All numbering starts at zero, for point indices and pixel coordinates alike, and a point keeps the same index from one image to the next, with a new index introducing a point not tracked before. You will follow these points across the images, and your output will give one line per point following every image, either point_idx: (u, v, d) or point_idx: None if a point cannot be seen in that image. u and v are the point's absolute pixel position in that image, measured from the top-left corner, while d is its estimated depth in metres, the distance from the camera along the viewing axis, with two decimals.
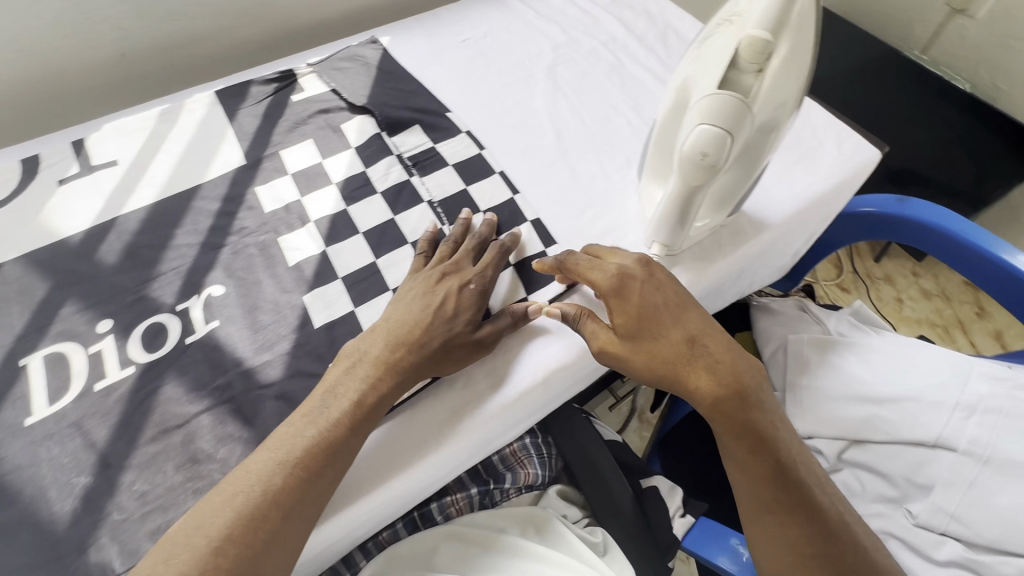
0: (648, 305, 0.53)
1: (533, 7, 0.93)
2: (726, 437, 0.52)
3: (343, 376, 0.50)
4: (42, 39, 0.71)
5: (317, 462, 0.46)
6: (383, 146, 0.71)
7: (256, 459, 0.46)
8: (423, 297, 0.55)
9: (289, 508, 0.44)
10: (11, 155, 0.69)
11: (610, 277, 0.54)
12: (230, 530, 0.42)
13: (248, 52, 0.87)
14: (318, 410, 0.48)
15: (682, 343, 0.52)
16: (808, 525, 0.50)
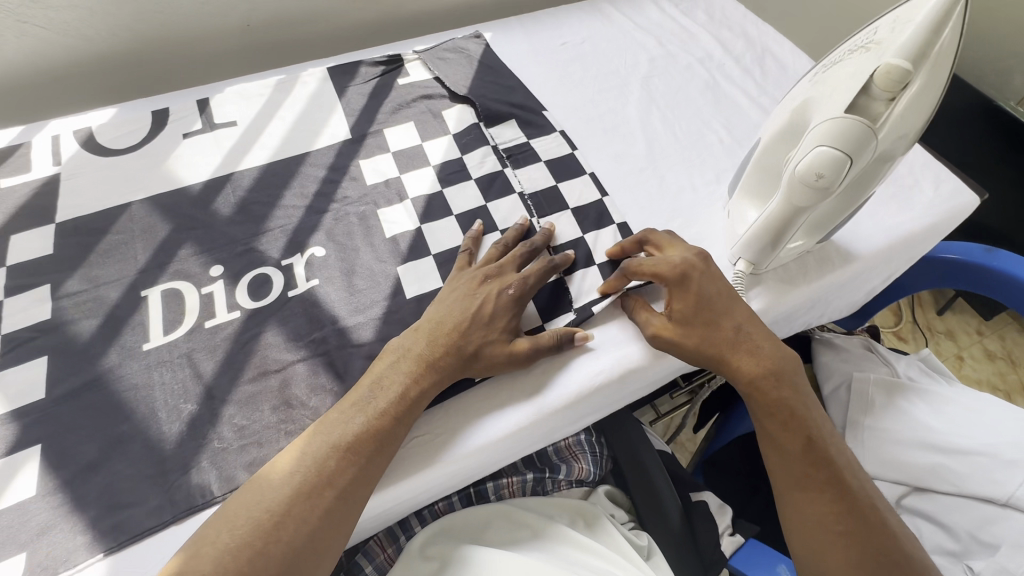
0: (707, 295, 0.55)
1: (632, 18, 0.94)
2: (765, 417, 0.54)
3: (388, 369, 0.51)
4: (183, 3, 0.77)
5: (368, 448, 0.47)
6: (481, 136, 0.74)
7: (304, 441, 0.48)
8: (465, 301, 0.54)
9: (341, 491, 0.45)
10: (143, 105, 0.75)
11: (673, 266, 0.55)
12: (289, 506, 0.44)
13: (356, 34, 0.92)
14: (361, 397, 0.50)
15: (733, 329, 0.54)
16: (840, 507, 0.51)
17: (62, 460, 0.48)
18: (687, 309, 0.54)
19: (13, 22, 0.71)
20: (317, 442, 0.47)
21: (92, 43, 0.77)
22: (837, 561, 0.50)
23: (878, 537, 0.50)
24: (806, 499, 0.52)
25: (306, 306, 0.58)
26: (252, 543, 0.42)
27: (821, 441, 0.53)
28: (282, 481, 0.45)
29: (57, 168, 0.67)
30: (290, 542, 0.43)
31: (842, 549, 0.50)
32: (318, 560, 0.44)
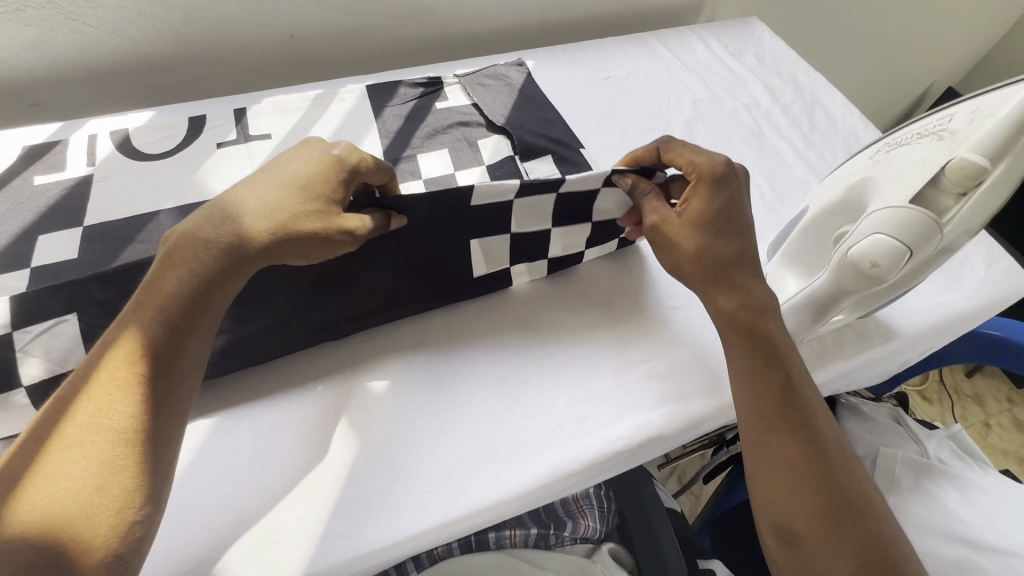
0: (732, 204, 0.53)
1: (679, 56, 0.92)
2: (741, 353, 0.51)
3: (184, 249, 0.42)
4: (229, 11, 0.78)
5: (152, 361, 0.39)
6: (515, 170, 0.72)
7: (110, 340, 0.40)
8: (267, 177, 0.47)
9: (159, 391, 0.39)
10: (181, 111, 0.75)
11: (717, 166, 0.53)
12: (80, 427, 0.36)
13: (397, 51, 0.92)
14: (167, 284, 0.41)
15: (733, 249, 0.52)
16: (808, 452, 0.47)
17: None
18: (708, 210, 0.53)
19: (63, 19, 0.71)
20: (121, 338, 0.39)
21: (137, 44, 0.77)
22: (805, 512, 0.46)
23: (846, 484, 0.47)
24: (776, 443, 0.48)
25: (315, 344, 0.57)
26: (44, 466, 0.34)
27: (798, 384, 0.50)
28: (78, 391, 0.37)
29: (90, 170, 0.67)
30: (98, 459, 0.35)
31: (811, 498, 0.46)
32: (126, 499, 0.35)
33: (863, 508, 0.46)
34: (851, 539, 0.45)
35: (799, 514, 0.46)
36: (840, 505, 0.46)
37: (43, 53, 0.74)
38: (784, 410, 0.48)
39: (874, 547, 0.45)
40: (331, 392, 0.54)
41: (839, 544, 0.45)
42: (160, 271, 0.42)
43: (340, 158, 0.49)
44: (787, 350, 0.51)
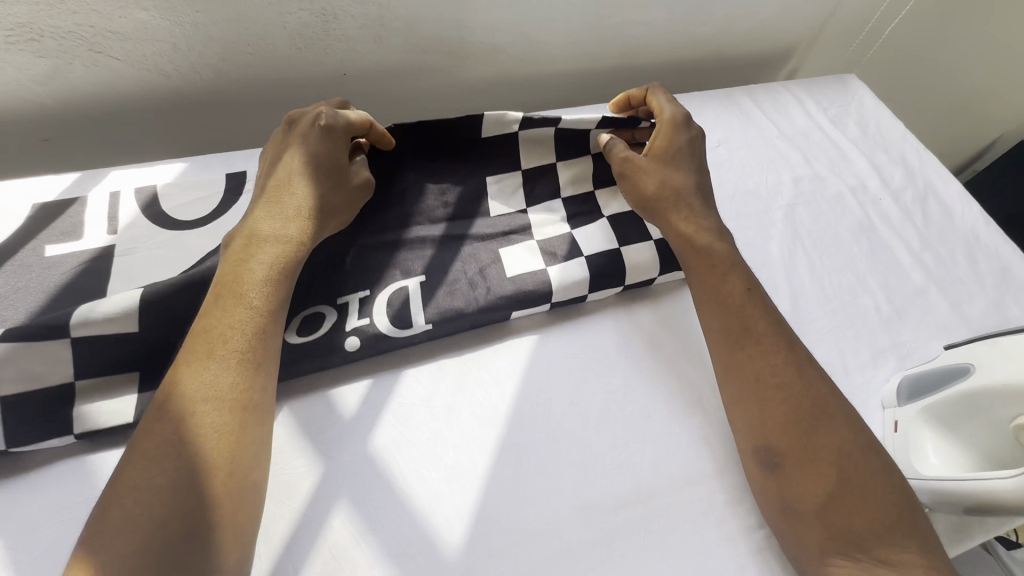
0: (684, 148, 0.62)
1: (775, 121, 0.82)
2: (705, 273, 0.56)
3: (254, 247, 0.49)
4: (277, 47, 0.67)
5: (240, 336, 0.45)
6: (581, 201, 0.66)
7: (195, 340, 0.45)
8: (281, 162, 0.54)
9: (249, 375, 0.44)
10: (217, 164, 0.65)
11: (675, 117, 0.62)
12: (189, 427, 0.41)
13: (458, 92, 0.81)
14: (251, 275, 0.48)
15: (691, 184, 0.60)
16: (768, 361, 0.50)
17: None
18: (667, 149, 0.61)
19: (84, 49, 0.60)
20: (204, 339, 0.45)
21: (169, 79, 0.66)
22: (773, 430, 0.48)
23: (811, 394, 0.49)
24: (742, 357, 0.51)
25: (359, 497, 0.47)
26: (161, 463, 0.40)
27: (755, 299, 0.54)
28: (175, 388, 0.42)
29: (112, 239, 0.57)
30: (211, 445, 0.41)
31: (776, 407, 0.48)
32: (233, 482, 0.41)
33: (830, 419, 0.48)
34: (822, 453, 0.46)
35: (764, 427, 0.48)
36: (807, 418, 0.48)
37: (59, 85, 0.63)
38: (745, 325, 0.52)
39: (847, 460, 0.46)
40: (320, 562, 0.44)
41: (812, 456, 0.46)
42: (235, 267, 0.48)
43: (334, 122, 0.55)
44: (733, 261, 0.56)
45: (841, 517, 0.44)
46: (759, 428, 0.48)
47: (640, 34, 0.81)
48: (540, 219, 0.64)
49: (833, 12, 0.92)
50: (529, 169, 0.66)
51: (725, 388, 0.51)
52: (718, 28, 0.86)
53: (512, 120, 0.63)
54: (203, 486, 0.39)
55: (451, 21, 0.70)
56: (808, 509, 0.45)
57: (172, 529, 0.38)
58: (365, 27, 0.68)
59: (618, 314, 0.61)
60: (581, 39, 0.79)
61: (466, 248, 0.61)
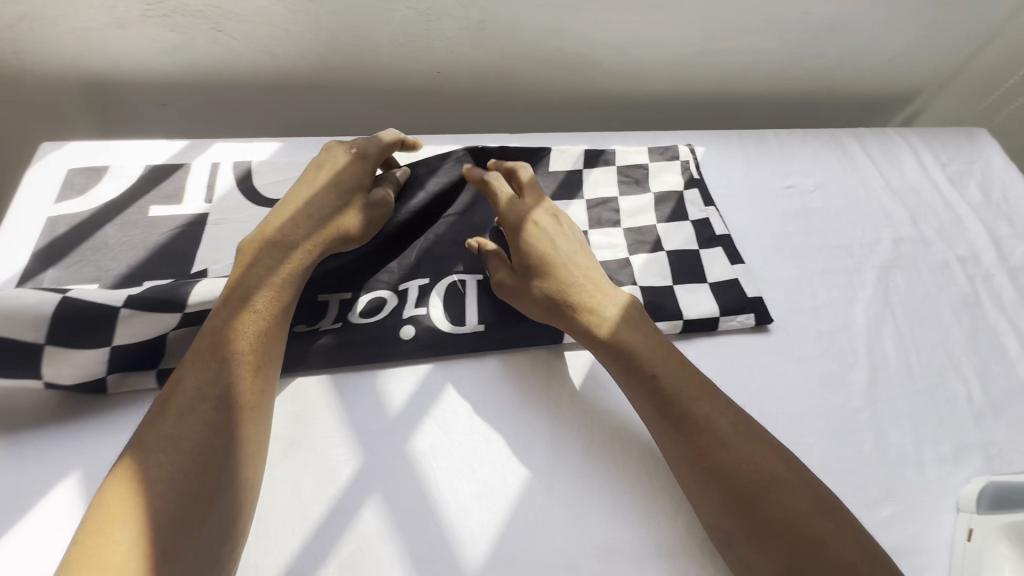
0: (540, 243, 0.57)
1: (883, 172, 0.75)
2: (625, 372, 0.51)
3: (263, 258, 0.51)
4: (380, 41, 0.69)
5: (240, 338, 0.47)
6: (647, 232, 0.65)
7: (200, 342, 0.47)
8: (306, 183, 0.58)
9: (249, 375, 0.46)
10: (309, 148, 0.68)
11: (519, 214, 0.58)
12: (180, 424, 0.42)
13: (547, 103, 0.80)
14: (258, 282, 0.50)
15: (578, 280, 0.55)
16: (704, 441, 0.46)
17: None
18: (528, 258, 0.56)
19: (209, 29, 0.65)
20: (207, 343, 0.46)
21: (277, 62, 0.70)
22: (725, 514, 0.44)
23: (760, 472, 0.44)
24: (683, 440, 0.47)
25: (390, 495, 0.48)
26: (154, 455, 0.41)
27: (696, 374, 0.50)
28: (176, 389, 0.44)
29: (207, 207, 0.62)
30: (202, 440, 0.42)
31: (711, 490, 0.45)
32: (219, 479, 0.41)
33: (780, 495, 0.43)
34: (772, 527, 0.42)
35: (709, 507, 0.45)
36: (753, 498, 0.43)
37: (182, 57, 0.68)
38: (673, 408, 0.48)
39: (807, 533, 0.41)
40: (344, 551, 0.46)
41: (771, 535, 0.42)
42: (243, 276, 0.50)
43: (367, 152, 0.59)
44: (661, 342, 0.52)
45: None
46: (713, 510, 0.44)
47: (745, 61, 0.77)
48: (605, 243, 0.64)
49: (972, 58, 0.83)
50: (594, 198, 0.67)
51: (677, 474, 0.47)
52: (833, 63, 0.80)
53: (575, 154, 0.69)
54: (199, 478, 0.40)
55: (552, 31, 0.70)
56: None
57: (155, 518, 0.38)
58: (467, 29, 0.68)
59: None
60: (680, 61, 0.76)
61: None
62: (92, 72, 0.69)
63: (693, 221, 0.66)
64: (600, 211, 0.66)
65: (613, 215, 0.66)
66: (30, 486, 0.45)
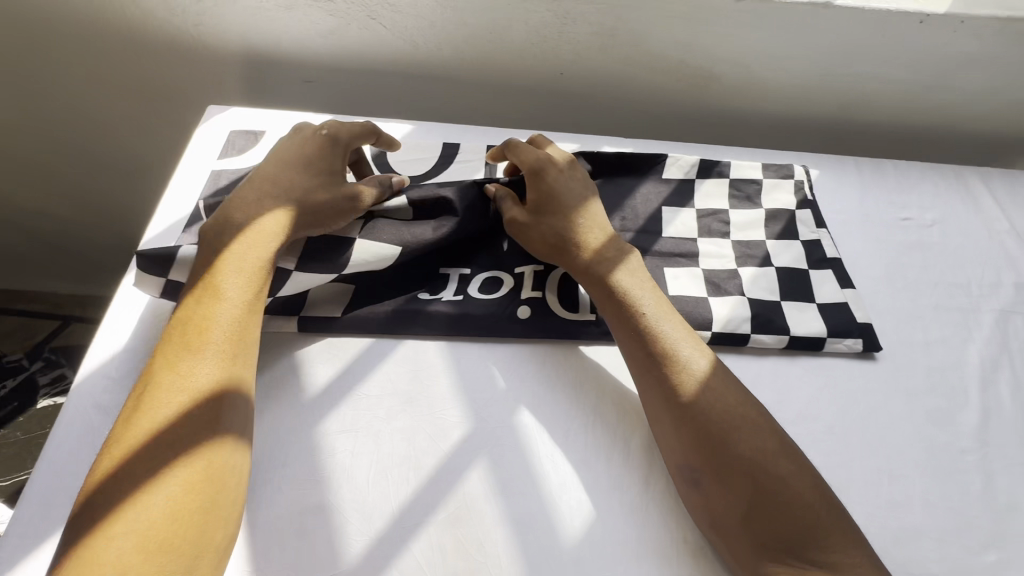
0: (556, 186, 0.59)
1: (1009, 215, 0.73)
2: (633, 347, 0.50)
3: (231, 241, 0.51)
4: (514, 40, 0.73)
5: (220, 312, 0.47)
6: (757, 247, 0.66)
7: (178, 324, 0.47)
8: (274, 164, 0.58)
9: (226, 360, 0.45)
10: (437, 133, 0.73)
11: (534, 158, 0.60)
12: (165, 405, 0.42)
13: (660, 113, 0.82)
14: (234, 260, 0.50)
15: (587, 227, 0.58)
16: (670, 376, 0.48)
17: (262, 510, 0.48)
18: (540, 198, 0.59)
19: (363, 16, 0.71)
20: (180, 333, 0.46)
21: (416, 51, 0.75)
22: (715, 499, 0.43)
23: (758, 460, 0.43)
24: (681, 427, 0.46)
25: (496, 461, 0.51)
26: (144, 439, 0.40)
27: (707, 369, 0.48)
28: (149, 387, 0.43)
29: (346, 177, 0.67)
30: (193, 414, 0.42)
31: (668, 415, 0.46)
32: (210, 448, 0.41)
33: (779, 484, 0.42)
34: (738, 465, 0.43)
35: (681, 453, 0.45)
36: (745, 481, 0.43)
37: (334, 40, 0.74)
38: (648, 348, 0.49)
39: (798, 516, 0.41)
40: (452, 505, 0.49)
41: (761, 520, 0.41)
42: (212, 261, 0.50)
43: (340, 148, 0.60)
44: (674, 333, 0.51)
45: (763, 533, 0.41)
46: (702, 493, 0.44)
47: (869, 89, 0.76)
48: (714, 252, 0.65)
49: None
50: (705, 208, 0.69)
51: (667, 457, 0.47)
52: (963, 99, 0.78)
53: (689, 164, 0.71)
54: (194, 450, 0.41)
55: (680, 43, 0.72)
56: (735, 539, 0.42)
57: (152, 495, 0.38)
58: (598, 35, 0.71)
59: (780, 369, 0.58)
60: (803, 83, 0.76)
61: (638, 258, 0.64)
62: (253, 48, 0.76)
63: (804, 241, 0.67)
64: (711, 221, 0.68)
65: (722, 227, 0.67)
66: None
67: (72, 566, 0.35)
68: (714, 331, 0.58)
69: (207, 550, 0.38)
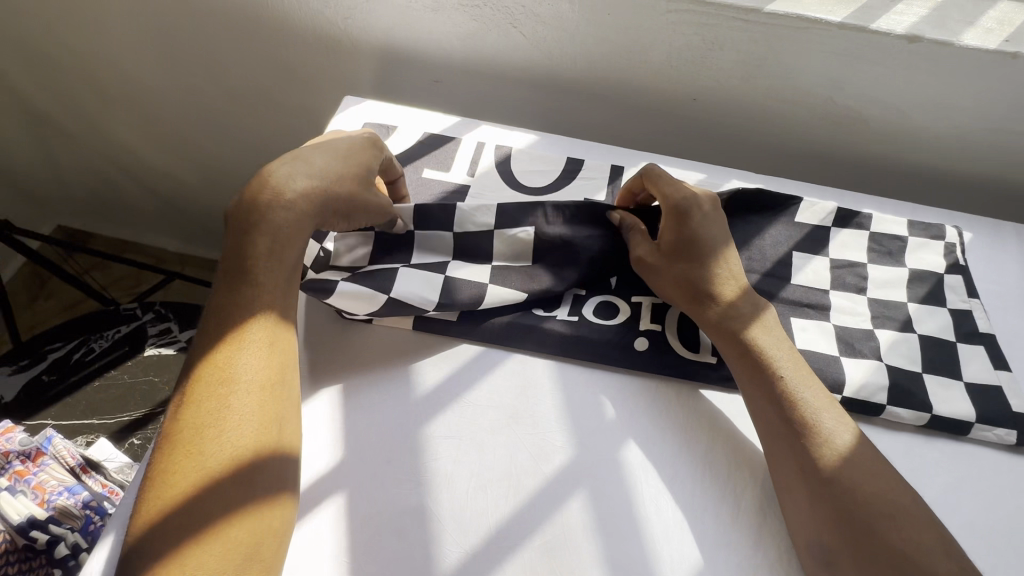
0: (699, 231, 0.56)
1: None
2: (764, 412, 0.50)
3: (265, 219, 0.49)
4: (654, 61, 0.71)
5: (256, 302, 0.47)
6: (897, 309, 0.60)
7: (214, 317, 0.47)
8: (319, 148, 0.55)
9: (266, 345, 0.46)
10: (561, 147, 0.72)
11: (678, 196, 0.57)
12: (202, 403, 0.43)
13: (793, 150, 0.77)
14: (264, 247, 0.49)
15: (721, 279, 0.55)
16: (813, 448, 0.47)
17: (363, 501, 0.48)
18: (678, 240, 0.56)
19: (506, 23, 0.71)
20: (220, 319, 0.46)
21: (550, 62, 0.74)
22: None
23: (909, 548, 0.42)
24: (823, 498, 0.45)
25: (597, 494, 0.49)
26: (186, 438, 0.42)
27: (850, 445, 0.47)
28: (192, 379, 0.44)
29: (469, 181, 0.68)
30: (230, 410, 0.43)
31: (806, 487, 0.46)
32: (248, 443, 0.42)
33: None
34: (882, 547, 0.42)
35: (815, 523, 0.45)
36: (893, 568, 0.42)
37: (472, 44, 0.75)
38: (788, 418, 0.48)
39: None
40: (550, 532, 0.48)
41: None
42: (242, 241, 0.49)
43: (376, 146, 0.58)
44: (811, 402, 0.49)
45: None
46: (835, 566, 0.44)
47: None
48: (847, 308, 0.60)
49: None
50: (840, 259, 0.64)
51: (793, 522, 0.47)
52: None
53: (826, 210, 0.66)
54: (235, 446, 0.42)
55: (831, 80, 0.67)
56: None
57: (201, 494, 0.40)
58: (744, 64, 0.68)
59: (915, 448, 0.53)
60: (964, 136, 0.69)
61: None
62: (391, 44, 0.78)
63: (952, 310, 0.60)
64: (846, 274, 0.63)
65: (858, 282, 0.62)
66: (308, 382, 0.55)
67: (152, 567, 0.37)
68: (844, 395, 0.54)
69: (266, 538, 0.40)
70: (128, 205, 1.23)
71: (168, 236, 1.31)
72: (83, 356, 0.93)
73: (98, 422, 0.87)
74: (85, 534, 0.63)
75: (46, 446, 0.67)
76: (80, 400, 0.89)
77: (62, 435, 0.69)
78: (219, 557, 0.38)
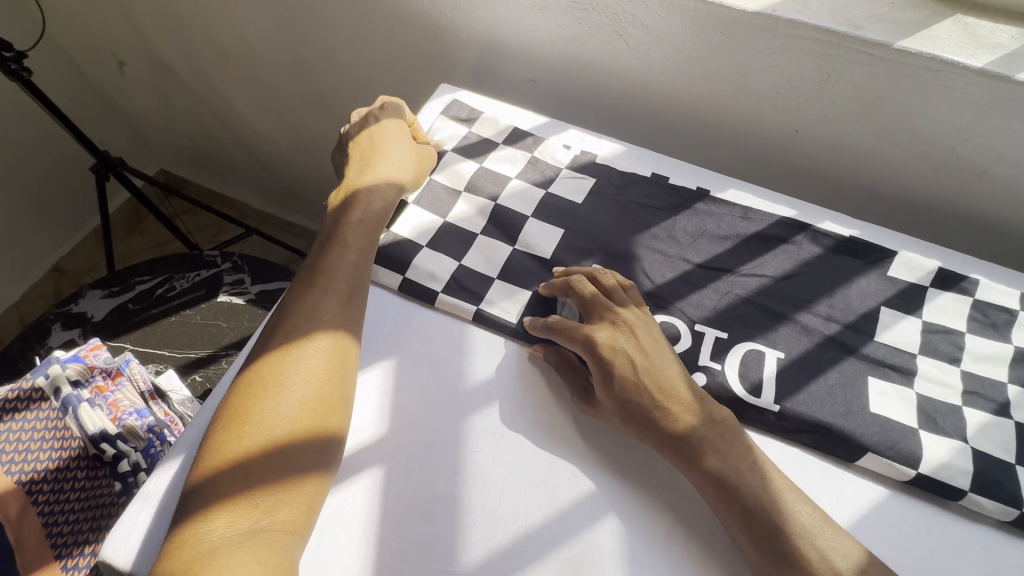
0: (624, 373, 0.50)
1: None
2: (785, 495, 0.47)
3: (356, 201, 0.59)
4: (760, 85, 0.67)
5: (338, 267, 0.53)
6: (995, 389, 0.55)
7: (303, 276, 0.53)
8: (364, 153, 0.64)
9: (343, 298, 0.51)
10: (646, 161, 0.70)
11: (586, 351, 0.52)
12: (281, 344, 0.48)
13: (898, 197, 0.71)
14: (350, 225, 0.57)
15: (669, 416, 0.49)
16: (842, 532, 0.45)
17: (400, 479, 0.49)
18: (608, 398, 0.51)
19: (611, 30, 0.70)
20: (310, 271, 0.53)
21: (650, 73, 0.72)
22: None
23: None
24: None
25: (631, 523, 0.48)
26: (263, 375, 0.46)
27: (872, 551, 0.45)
28: (279, 323, 0.50)
29: (548, 182, 0.68)
30: (303, 356, 0.47)
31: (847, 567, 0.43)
32: (312, 390, 0.46)
33: None
34: None
35: None
36: None
37: (572, 47, 0.75)
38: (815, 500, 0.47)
39: None
40: (575, 549, 0.46)
41: None
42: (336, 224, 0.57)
43: (399, 115, 0.68)
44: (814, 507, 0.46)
45: None
46: None
47: None
48: (935, 377, 0.55)
49: None
50: (936, 322, 0.58)
51: None
52: None
53: (925, 269, 0.61)
54: (300, 391, 0.45)
55: (955, 128, 0.62)
56: None
57: (265, 425, 0.43)
58: (859, 100, 0.64)
59: (995, 546, 0.48)
60: None
61: (842, 359, 0.56)
62: (493, 39, 0.79)
63: None
64: (940, 341, 0.57)
65: (953, 351, 0.57)
66: (365, 353, 0.56)
67: (214, 483, 0.41)
68: (918, 472, 0.50)
69: (310, 480, 0.43)
70: (224, 159, 1.32)
71: (254, 194, 1.40)
72: (164, 292, 1.00)
73: (169, 353, 0.94)
74: (145, 455, 0.68)
75: (124, 367, 0.74)
76: (156, 331, 0.96)
77: (138, 361, 0.76)
78: (271, 481, 0.41)
